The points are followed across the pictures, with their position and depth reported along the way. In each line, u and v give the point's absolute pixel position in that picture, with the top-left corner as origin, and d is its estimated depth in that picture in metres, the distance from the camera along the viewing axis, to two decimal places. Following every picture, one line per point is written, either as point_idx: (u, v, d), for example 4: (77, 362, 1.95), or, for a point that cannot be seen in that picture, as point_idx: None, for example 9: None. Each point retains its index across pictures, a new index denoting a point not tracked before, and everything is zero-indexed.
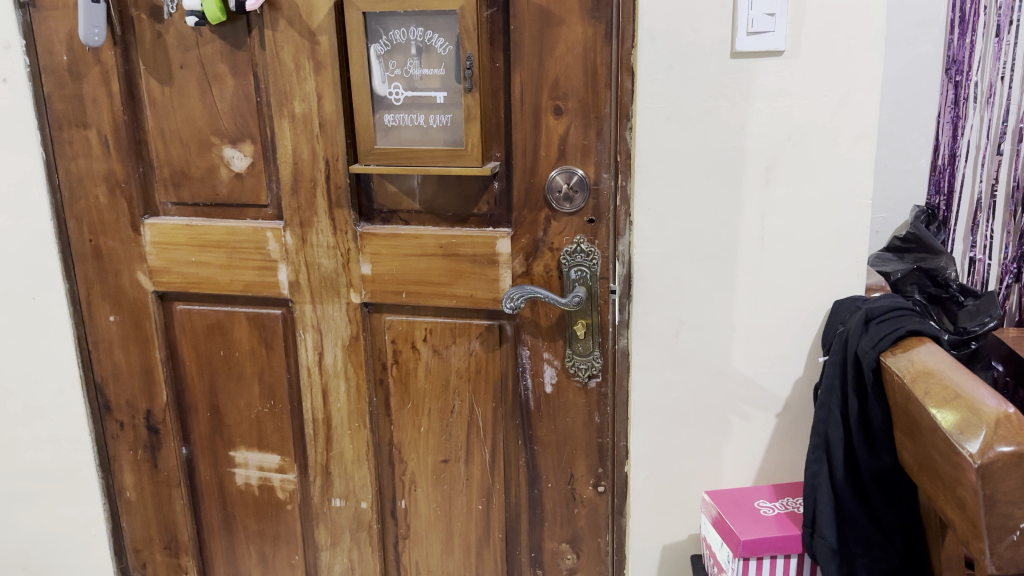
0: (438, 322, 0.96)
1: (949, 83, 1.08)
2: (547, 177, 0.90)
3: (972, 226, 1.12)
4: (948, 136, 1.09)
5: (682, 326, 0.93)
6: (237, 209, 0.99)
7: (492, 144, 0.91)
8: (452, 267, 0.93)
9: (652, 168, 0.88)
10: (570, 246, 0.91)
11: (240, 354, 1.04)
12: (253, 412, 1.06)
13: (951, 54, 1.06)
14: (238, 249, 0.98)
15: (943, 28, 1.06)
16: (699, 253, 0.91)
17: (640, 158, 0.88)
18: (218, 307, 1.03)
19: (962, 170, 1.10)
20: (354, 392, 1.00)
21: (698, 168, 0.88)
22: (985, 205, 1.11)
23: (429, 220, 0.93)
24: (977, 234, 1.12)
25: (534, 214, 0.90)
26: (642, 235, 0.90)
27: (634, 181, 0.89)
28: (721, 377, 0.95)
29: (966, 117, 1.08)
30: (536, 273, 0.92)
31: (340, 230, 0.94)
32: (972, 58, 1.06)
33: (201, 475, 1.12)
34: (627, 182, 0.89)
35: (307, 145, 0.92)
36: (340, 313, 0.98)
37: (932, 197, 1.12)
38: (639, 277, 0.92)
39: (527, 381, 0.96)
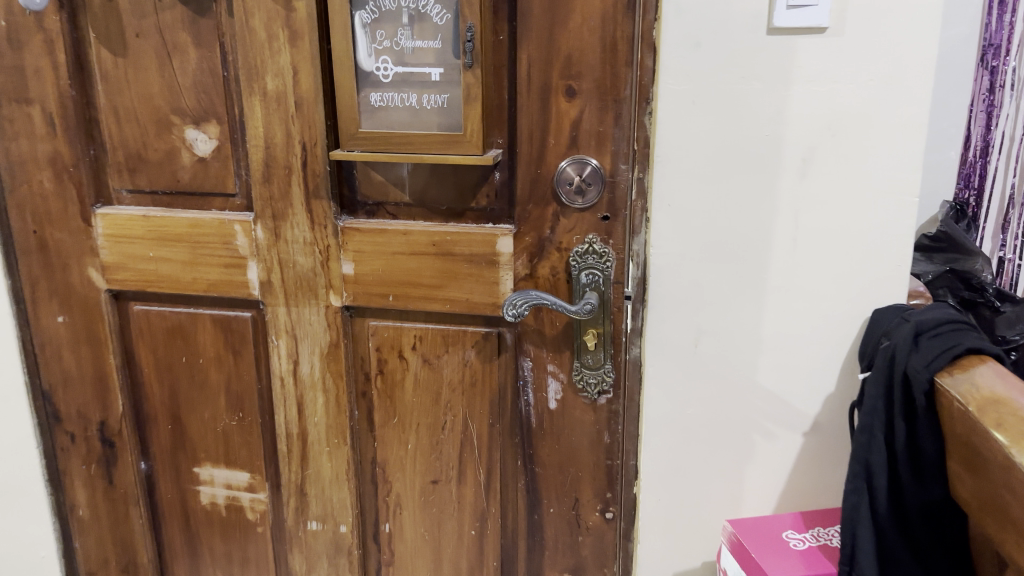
0: (429, 329, 0.85)
1: (984, 70, 0.98)
2: (555, 167, 0.78)
3: (1003, 224, 1.03)
4: (980, 127, 1.00)
5: (702, 335, 0.83)
6: (200, 199, 0.87)
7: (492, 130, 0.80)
8: (446, 268, 0.82)
9: (674, 159, 0.77)
10: (580, 246, 0.79)
11: (205, 361, 0.93)
12: (219, 425, 0.95)
13: (987, 37, 0.97)
14: (202, 244, 0.87)
15: (981, 7, 0.97)
16: (724, 255, 0.81)
17: (662, 147, 0.77)
18: (180, 308, 0.91)
19: (994, 163, 1.01)
20: (333, 405, 0.90)
21: (727, 159, 0.78)
22: (1019, 202, 1.02)
23: (419, 214, 0.82)
24: (1007, 233, 1.03)
25: (540, 210, 0.79)
26: (661, 234, 0.80)
27: (653, 172, 0.78)
28: (743, 393, 0.85)
29: (1000, 106, 0.99)
30: (541, 277, 0.80)
31: (318, 224, 0.83)
32: (1012, 41, 0.96)
33: (162, 493, 1.00)
34: (645, 174, 0.79)
35: (281, 126, 0.81)
36: (318, 318, 0.87)
37: (961, 191, 1.03)
38: (657, 281, 0.82)
39: (528, 396, 0.85)
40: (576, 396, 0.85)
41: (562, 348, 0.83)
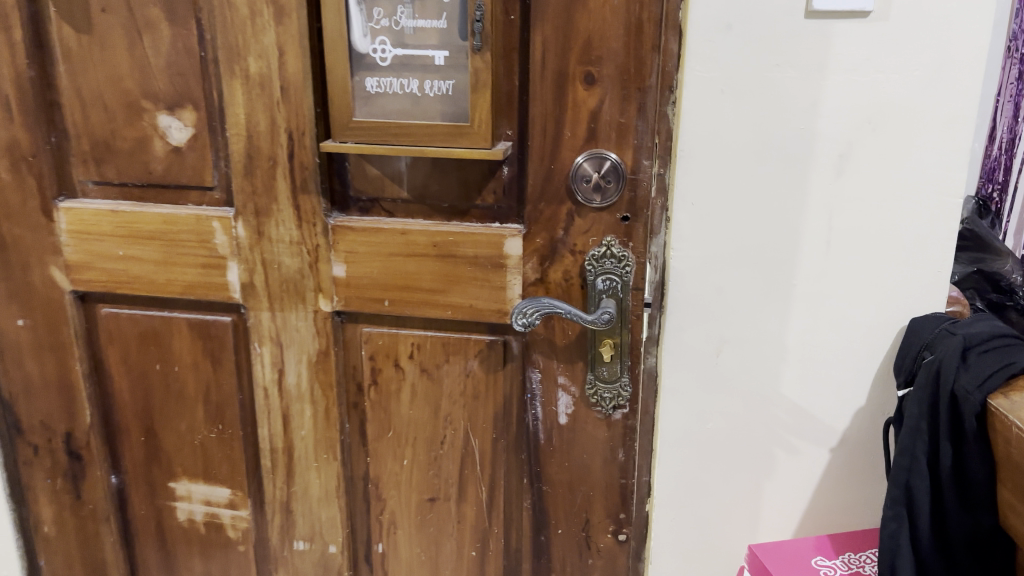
0: (428, 336, 0.78)
1: None
2: (571, 162, 0.70)
3: None
4: (1008, 117, 1.01)
5: (724, 344, 0.75)
6: (175, 192, 0.79)
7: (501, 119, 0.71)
8: (448, 272, 0.75)
9: (699, 152, 0.69)
10: (596, 249, 0.72)
11: (181, 368, 0.85)
12: (197, 438, 0.87)
13: None
14: (176, 242, 0.79)
15: None
16: (749, 257, 0.72)
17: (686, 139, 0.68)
18: (153, 311, 0.83)
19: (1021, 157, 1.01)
20: (321, 417, 0.82)
21: (757, 153, 0.69)
22: None
23: (418, 212, 0.74)
24: None
25: (553, 209, 0.71)
26: (682, 235, 0.71)
27: (677, 165, 0.69)
28: (767, 407, 0.77)
29: None
30: (553, 282, 0.73)
31: (306, 222, 0.75)
32: None
33: (134, 509, 0.93)
34: (666, 169, 0.70)
35: (265, 113, 0.73)
36: (305, 324, 0.79)
37: (985, 185, 1.05)
38: (677, 286, 0.73)
39: (536, 410, 0.78)
40: (584, 411, 0.78)
41: (576, 358, 0.76)
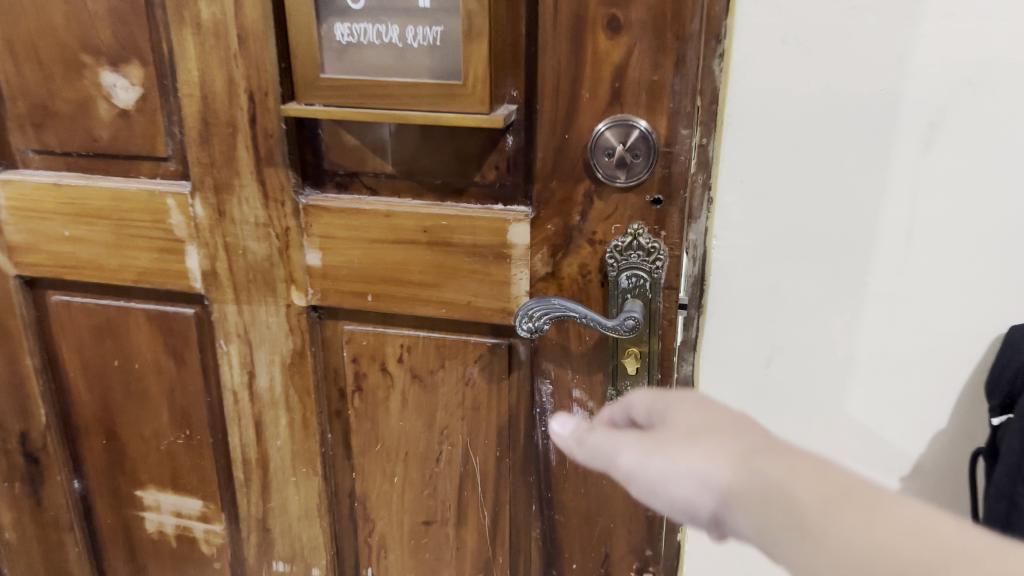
0: (420, 337, 0.66)
1: None
2: (591, 129, 0.55)
3: None
4: None
5: (776, 349, 0.63)
6: (125, 163, 0.67)
7: (505, 76, 0.56)
8: (442, 263, 0.62)
9: (751, 119, 0.57)
10: (621, 238, 0.57)
11: (142, 366, 0.74)
12: (163, 444, 0.77)
13: None
14: (127, 222, 0.67)
15: None
16: (810, 249, 0.60)
17: (735, 102, 0.56)
18: (108, 301, 0.72)
19: None
20: (298, 427, 0.71)
21: (822, 123, 0.56)
22: None
23: (406, 189, 0.62)
24: None
25: (567, 187, 0.57)
26: (729, 218, 0.60)
27: (724, 134, 0.57)
28: (825, 425, 0.65)
29: None
30: (566, 278, 0.60)
31: (273, 200, 0.63)
32: None
33: (101, 518, 0.83)
34: (710, 138, 0.55)
35: (222, 69, 0.60)
36: (276, 319, 0.67)
37: None
38: (722, 279, 0.62)
39: (547, 427, 0.66)
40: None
41: (595, 368, 0.63)
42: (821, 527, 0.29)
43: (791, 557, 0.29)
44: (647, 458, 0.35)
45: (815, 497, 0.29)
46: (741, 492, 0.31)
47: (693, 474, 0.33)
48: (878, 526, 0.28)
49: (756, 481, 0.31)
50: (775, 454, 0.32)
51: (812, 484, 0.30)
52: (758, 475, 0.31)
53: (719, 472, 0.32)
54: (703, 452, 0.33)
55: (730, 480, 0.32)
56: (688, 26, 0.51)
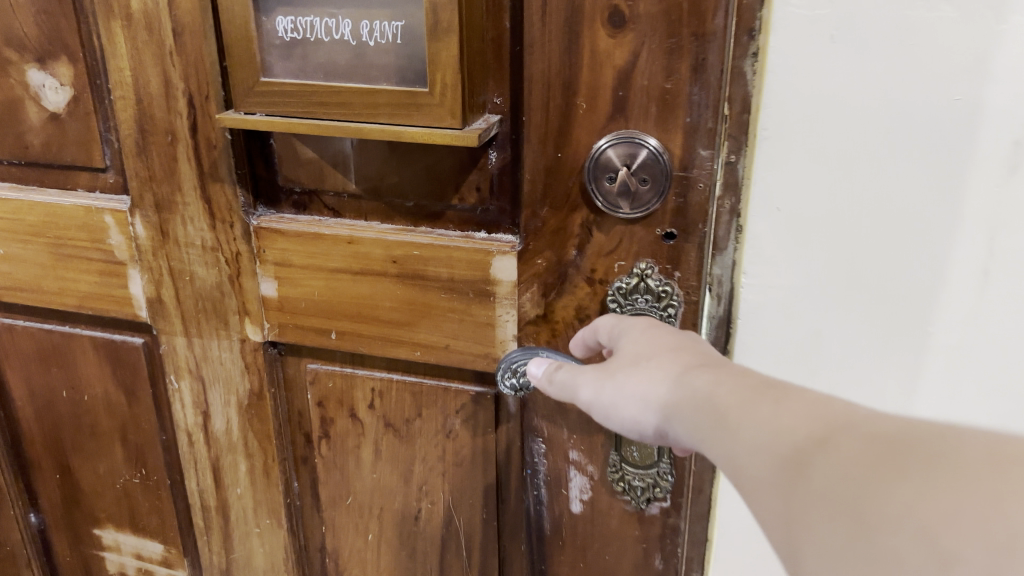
0: (393, 381, 0.56)
1: None
2: (589, 146, 0.45)
3: None
4: None
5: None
6: (61, 174, 0.58)
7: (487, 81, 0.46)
8: (414, 300, 0.52)
9: (791, 130, 0.42)
10: (625, 279, 0.47)
11: (91, 398, 0.66)
12: (119, 482, 0.69)
13: None
14: (64, 240, 0.59)
15: None
16: (862, 296, 0.45)
17: (770, 111, 0.42)
18: (52, 326, 0.64)
19: None
20: (260, 474, 0.62)
21: (881, 137, 0.41)
22: None
23: (373, 212, 0.52)
24: None
25: (561, 216, 0.47)
26: (761, 255, 0.45)
27: (755, 149, 0.43)
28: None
29: None
30: (560, 323, 0.50)
31: (221, 222, 0.54)
32: None
33: (60, 556, 0.75)
34: (740, 155, 0.43)
35: (157, 68, 0.51)
36: (229, 356, 0.58)
37: None
38: (752, 330, 0.47)
39: (540, 491, 0.56)
40: (604, 499, 0.54)
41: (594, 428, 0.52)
42: (737, 422, 0.31)
43: (716, 453, 0.31)
44: (600, 389, 0.39)
45: (735, 397, 0.32)
46: (676, 405, 0.35)
47: (637, 397, 0.37)
48: (782, 416, 0.29)
49: (687, 400, 0.34)
50: (706, 370, 0.35)
51: (732, 389, 0.33)
52: (690, 391, 0.34)
53: (658, 393, 0.36)
54: (649, 379, 0.37)
55: (669, 397, 0.35)
56: (710, 22, 0.41)
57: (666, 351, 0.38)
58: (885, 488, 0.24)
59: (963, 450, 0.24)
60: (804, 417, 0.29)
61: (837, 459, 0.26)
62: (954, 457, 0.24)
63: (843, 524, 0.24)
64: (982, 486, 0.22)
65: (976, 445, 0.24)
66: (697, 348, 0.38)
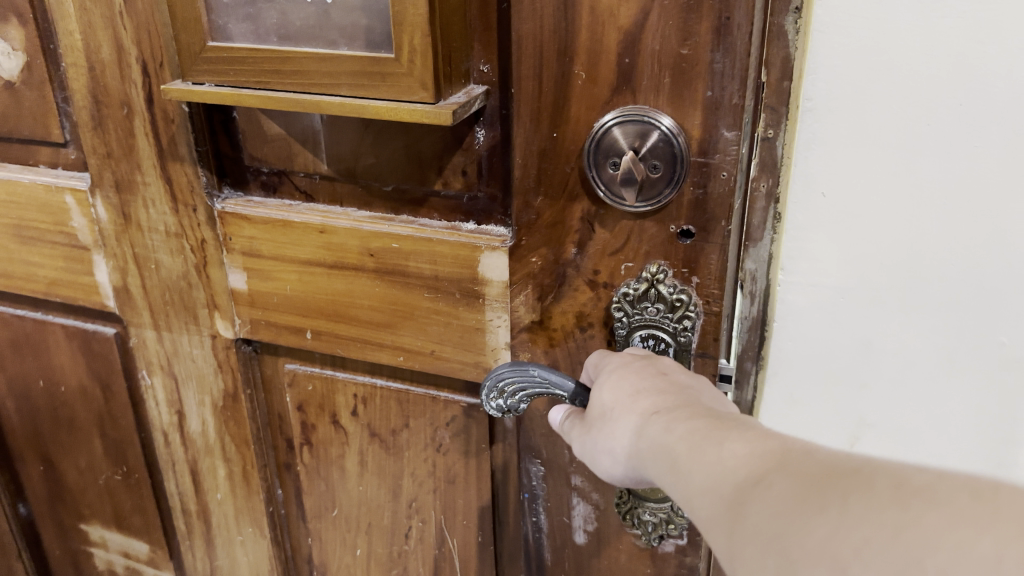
0: (376, 388, 0.50)
1: None
2: (590, 125, 0.37)
3: None
4: None
5: (863, 437, 0.43)
6: (21, 148, 0.53)
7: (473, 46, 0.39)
8: (393, 299, 0.45)
9: (839, 104, 0.35)
10: (633, 284, 0.39)
11: (68, 390, 0.61)
12: (101, 478, 0.64)
13: None
14: (25, 221, 0.53)
15: None
16: (922, 304, 0.38)
17: (815, 79, 0.35)
18: (24, 312, 0.59)
19: None
20: (240, 480, 0.57)
21: (942, 114, 0.34)
22: None
23: (349, 196, 0.45)
24: None
25: (558, 207, 0.40)
26: (802, 250, 0.39)
27: (796, 124, 0.36)
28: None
29: None
30: (559, 331, 0.43)
31: (184, 205, 0.48)
32: None
33: (50, 549, 0.71)
34: (780, 130, 0.37)
35: (106, 30, 0.45)
36: (201, 352, 0.53)
37: None
38: (790, 337, 0.41)
39: (539, 517, 0.49)
40: (611, 530, 0.47)
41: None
42: (688, 472, 0.30)
43: (670, 495, 0.31)
44: (581, 446, 0.37)
45: (687, 447, 0.30)
46: (644, 459, 0.33)
47: (610, 452, 0.35)
48: (725, 463, 0.28)
49: (644, 445, 0.33)
50: (664, 414, 0.33)
51: (684, 435, 0.31)
52: (650, 441, 0.33)
53: (622, 444, 0.35)
54: (613, 428, 0.35)
55: (635, 449, 0.34)
56: None
57: (627, 385, 0.36)
58: (804, 526, 0.24)
59: (876, 478, 0.23)
60: (740, 448, 0.28)
61: (765, 498, 0.26)
62: (865, 483, 0.23)
63: (770, 560, 0.24)
64: (884, 519, 0.22)
65: (889, 470, 0.23)
66: (657, 376, 0.36)
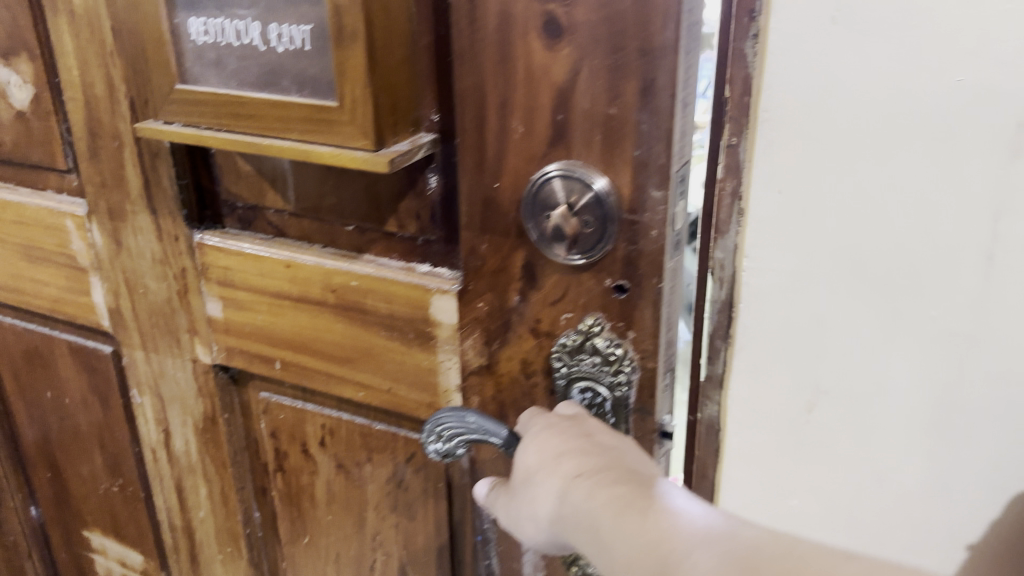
0: (341, 422, 0.51)
1: None
2: (528, 177, 0.38)
3: None
4: None
5: (826, 430, 0.40)
6: (32, 174, 0.56)
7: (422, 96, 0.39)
8: (353, 335, 0.46)
9: (791, 106, 0.34)
10: (571, 336, 0.40)
11: (72, 401, 0.64)
12: (100, 488, 0.67)
13: None
14: (33, 242, 0.57)
15: None
16: (889, 303, 0.37)
17: (773, 95, 0.35)
18: (34, 326, 0.62)
19: None
20: (220, 500, 0.59)
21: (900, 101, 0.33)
22: None
23: (316, 234, 0.47)
24: None
25: (501, 255, 0.40)
26: (768, 240, 0.37)
27: (758, 132, 0.35)
28: (889, 550, 0.42)
29: None
30: (505, 377, 0.43)
31: (168, 235, 0.50)
32: None
33: (57, 552, 0.75)
34: (742, 138, 0.36)
35: (100, 68, 0.47)
36: (185, 375, 0.55)
37: None
38: (757, 323, 0.39)
39: (492, 559, 0.50)
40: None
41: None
42: (614, 544, 0.30)
43: (597, 564, 0.31)
44: (509, 508, 0.37)
45: (611, 518, 0.31)
46: (566, 526, 0.33)
47: (535, 517, 0.35)
48: (651, 538, 0.29)
49: (567, 513, 0.33)
50: (584, 479, 0.34)
51: (607, 504, 0.32)
52: (572, 509, 0.33)
53: (545, 511, 0.35)
54: (536, 494, 0.35)
55: (557, 516, 0.34)
56: (659, 37, 0.33)
57: (551, 444, 0.36)
58: None
59: None
60: (663, 523, 0.29)
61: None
62: None
63: None
64: None
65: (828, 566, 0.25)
66: (579, 434, 0.37)
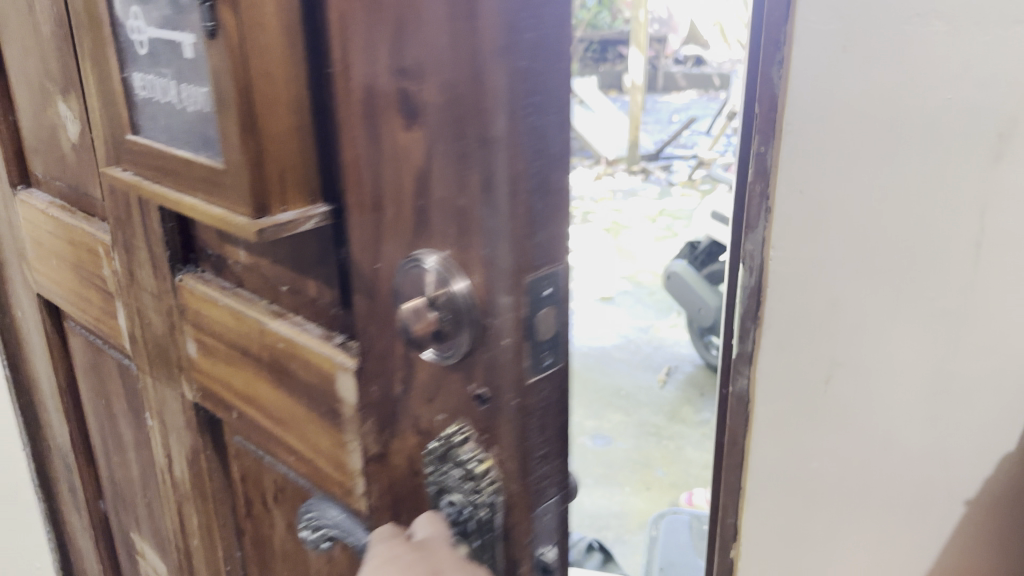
0: (286, 481, 0.50)
1: None
2: (398, 264, 0.34)
3: None
4: None
5: (836, 371, 0.50)
6: (86, 200, 0.60)
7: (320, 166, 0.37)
8: (281, 398, 0.45)
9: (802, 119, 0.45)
10: (439, 440, 0.36)
11: (119, 411, 0.68)
12: (139, 496, 0.71)
13: None
14: (82, 263, 0.61)
15: None
16: (872, 274, 0.47)
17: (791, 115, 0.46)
18: (94, 339, 0.68)
19: None
20: (207, 533, 0.60)
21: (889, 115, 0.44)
22: None
23: (264, 289, 0.46)
24: None
25: (385, 342, 0.37)
26: (790, 235, 0.48)
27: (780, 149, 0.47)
28: (891, 492, 0.52)
29: None
30: (396, 472, 0.39)
31: (160, 273, 0.52)
32: None
33: (116, 545, 0.80)
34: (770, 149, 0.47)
35: None
36: (178, 407, 0.57)
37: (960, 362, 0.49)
38: (780, 295, 0.50)
39: None
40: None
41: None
42: None
43: None
44: None
45: None
46: None
47: None
48: None
49: None
50: None
51: None
52: None
53: None
54: None
55: None
56: (496, 125, 0.29)
57: None
58: None
59: None
60: None
61: None
62: None
63: None
64: None
65: None
66: None
